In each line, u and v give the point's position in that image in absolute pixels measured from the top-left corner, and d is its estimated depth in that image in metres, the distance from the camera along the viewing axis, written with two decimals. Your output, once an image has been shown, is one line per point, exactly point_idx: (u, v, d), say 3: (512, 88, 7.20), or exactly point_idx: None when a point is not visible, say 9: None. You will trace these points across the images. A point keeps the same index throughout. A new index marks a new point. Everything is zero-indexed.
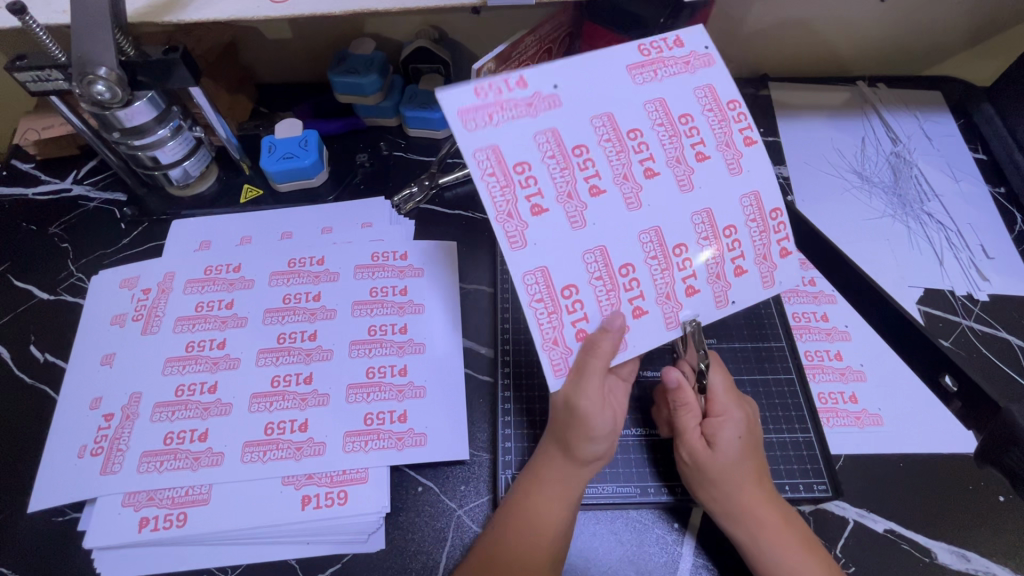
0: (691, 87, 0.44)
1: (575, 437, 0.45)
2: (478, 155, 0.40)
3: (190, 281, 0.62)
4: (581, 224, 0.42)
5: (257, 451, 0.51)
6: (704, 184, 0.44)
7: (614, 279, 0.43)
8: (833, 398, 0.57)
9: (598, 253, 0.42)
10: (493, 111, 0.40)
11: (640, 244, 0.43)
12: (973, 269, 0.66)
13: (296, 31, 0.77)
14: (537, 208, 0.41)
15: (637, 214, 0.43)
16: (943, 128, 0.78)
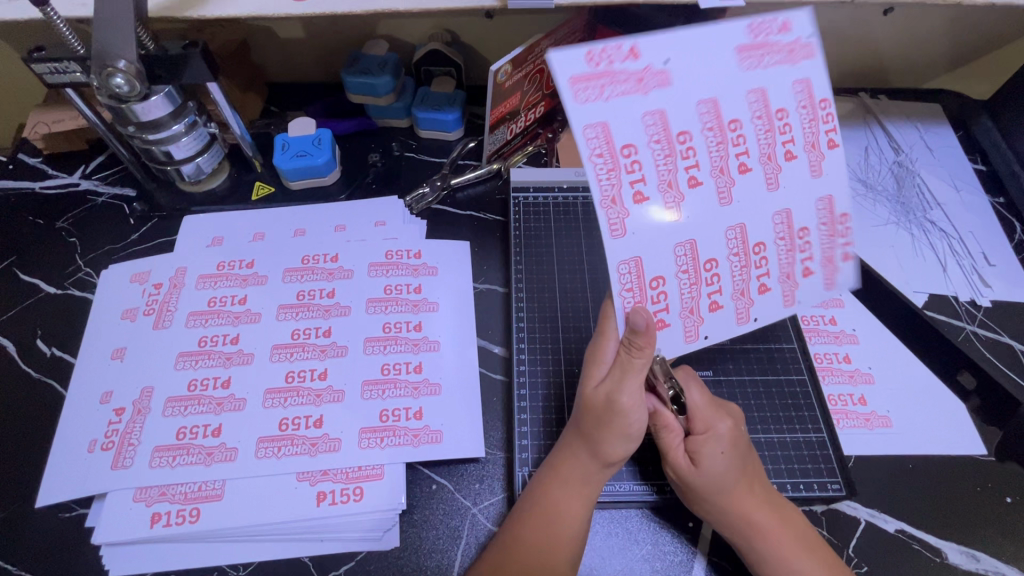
0: (790, 80, 0.42)
1: (603, 436, 0.45)
2: (592, 133, 0.38)
3: (202, 276, 0.61)
4: (677, 216, 0.41)
5: (271, 447, 0.51)
6: (789, 182, 0.44)
7: (698, 274, 0.44)
8: (843, 400, 0.57)
9: (688, 246, 0.42)
10: (606, 86, 0.39)
11: (727, 241, 0.43)
12: (975, 276, 0.67)
13: (310, 31, 0.78)
14: (638, 196, 0.40)
15: (727, 209, 0.43)
16: (942, 139, 0.80)
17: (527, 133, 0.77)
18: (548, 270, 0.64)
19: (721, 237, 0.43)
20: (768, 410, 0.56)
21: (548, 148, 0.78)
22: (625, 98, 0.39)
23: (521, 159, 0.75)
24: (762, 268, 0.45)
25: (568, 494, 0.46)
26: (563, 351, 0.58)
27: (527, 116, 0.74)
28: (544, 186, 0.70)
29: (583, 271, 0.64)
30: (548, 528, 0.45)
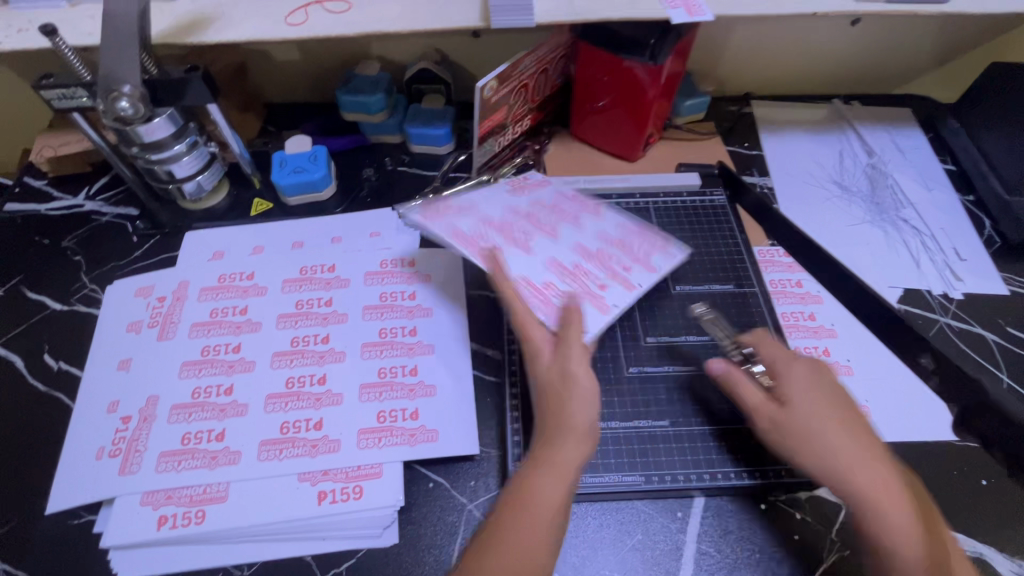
0: (560, 178, 0.70)
1: (566, 409, 0.49)
2: (457, 232, 0.60)
3: (204, 289, 0.64)
4: (513, 267, 0.59)
5: (273, 450, 0.53)
6: (587, 230, 0.65)
7: (546, 295, 0.58)
8: None
9: (527, 283, 0.59)
10: (446, 209, 0.63)
11: (554, 272, 0.60)
12: (948, 271, 0.70)
13: (304, 53, 0.81)
14: (485, 251, 0.59)
15: (536, 256, 0.61)
16: (913, 142, 0.84)
17: (513, 145, 0.81)
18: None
19: (547, 271, 0.60)
20: None
21: (535, 160, 0.82)
22: (461, 212, 0.63)
23: (511, 170, 0.79)
24: (599, 283, 0.60)
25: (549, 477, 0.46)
26: None
27: (515, 128, 0.78)
28: None
29: None
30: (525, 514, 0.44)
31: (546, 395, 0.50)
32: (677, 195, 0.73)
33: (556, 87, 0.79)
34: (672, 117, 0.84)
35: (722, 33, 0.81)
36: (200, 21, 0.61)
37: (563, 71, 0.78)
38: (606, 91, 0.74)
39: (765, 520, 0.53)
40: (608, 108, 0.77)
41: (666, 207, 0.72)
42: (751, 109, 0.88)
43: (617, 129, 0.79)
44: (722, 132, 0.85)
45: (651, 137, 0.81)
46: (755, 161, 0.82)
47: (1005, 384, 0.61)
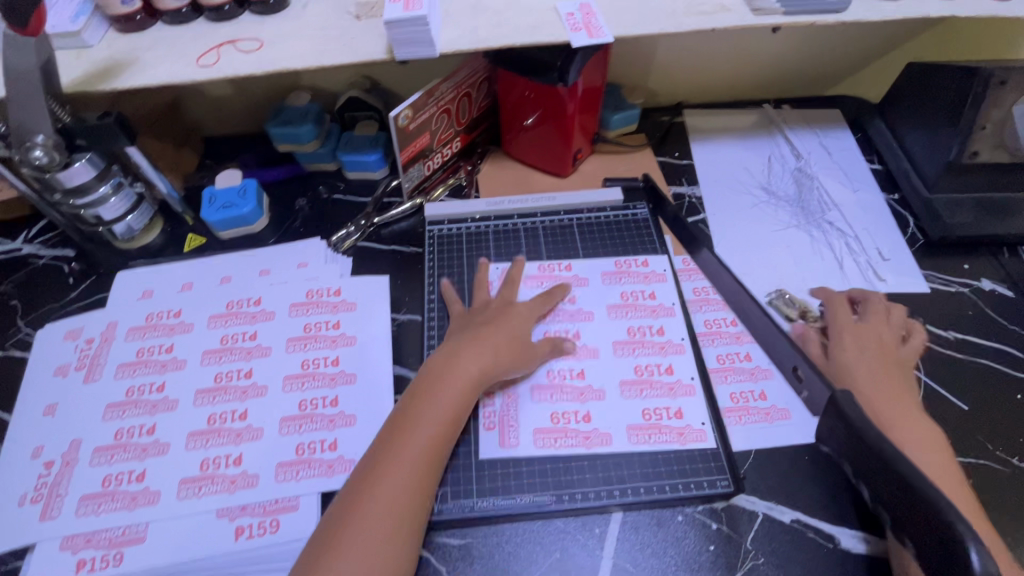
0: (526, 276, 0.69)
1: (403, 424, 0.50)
2: (539, 440, 0.57)
3: (132, 329, 0.65)
4: (586, 415, 0.59)
5: (192, 487, 0.53)
6: (599, 332, 0.64)
7: (585, 433, 0.57)
8: (744, 397, 0.60)
9: (545, 436, 0.57)
10: (509, 431, 0.58)
11: (633, 398, 0.60)
12: (870, 271, 0.71)
13: (236, 88, 0.83)
14: (534, 439, 0.57)
15: (607, 397, 0.60)
16: (841, 143, 0.85)
17: (447, 167, 0.81)
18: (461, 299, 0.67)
19: (637, 406, 0.59)
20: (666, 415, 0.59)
21: (468, 180, 0.82)
22: (515, 426, 0.58)
23: (442, 193, 0.80)
24: (671, 377, 0.61)
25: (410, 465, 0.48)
26: None
27: (443, 152, 0.79)
28: (458, 218, 0.74)
29: (493, 295, 0.67)
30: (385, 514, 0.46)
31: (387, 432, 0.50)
32: (600, 211, 0.75)
33: (483, 108, 0.81)
34: (602, 131, 0.85)
35: (645, 46, 0.82)
36: (113, 68, 0.63)
37: (488, 93, 0.80)
38: (532, 107, 0.75)
39: (682, 530, 0.53)
40: (533, 126, 0.78)
41: (590, 222, 0.74)
42: (682, 117, 0.90)
43: (545, 145, 0.80)
44: (653, 143, 0.86)
45: (580, 152, 0.82)
46: (684, 170, 0.83)
47: (921, 382, 0.62)
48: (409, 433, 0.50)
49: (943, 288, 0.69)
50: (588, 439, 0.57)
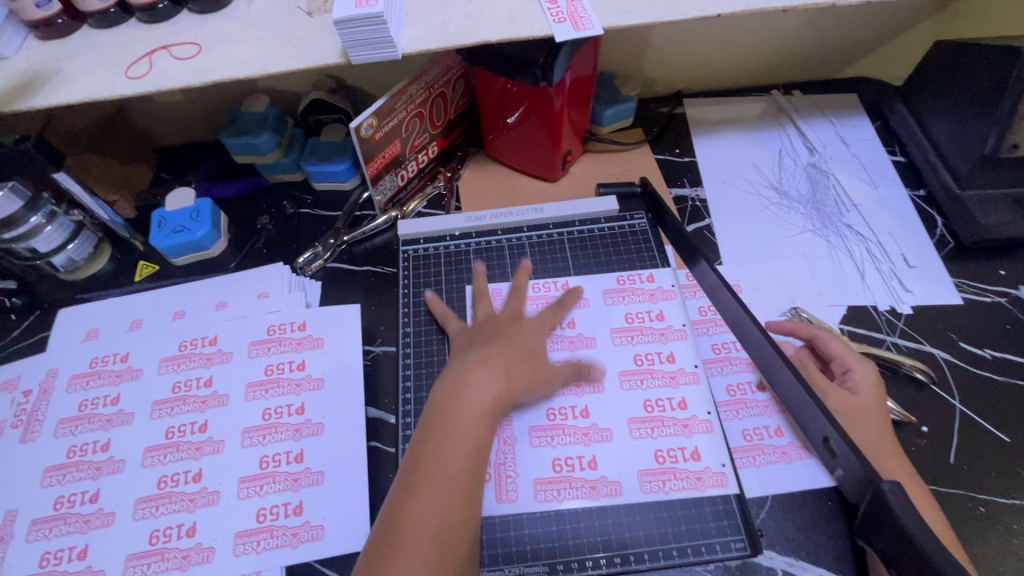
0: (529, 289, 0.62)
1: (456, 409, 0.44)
2: (603, 491, 0.50)
3: (74, 377, 0.58)
4: (592, 466, 0.51)
5: (140, 565, 0.48)
6: (608, 358, 0.57)
7: (594, 487, 0.50)
8: (758, 434, 0.54)
9: (551, 490, 0.50)
10: (566, 489, 0.50)
11: (643, 440, 0.52)
12: (895, 281, 0.64)
13: (187, 93, 0.74)
14: (540, 497, 0.49)
15: (615, 442, 0.52)
16: (859, 132, 0.77)
17: (423, 174, 0.73)
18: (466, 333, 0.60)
19: (649, 449, 0.52)
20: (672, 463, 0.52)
21: (448, 189, 0.73)
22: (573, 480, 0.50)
23: (418, 205, 0.71)
24: (686, 413, 0.53)
25: (445, 512, 0.40)
26: None
27: (418, 159, 0.71)
28: (435, 236, 0.67)
29: (475, 325, 0.60)
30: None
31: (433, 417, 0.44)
32: (593, 222, 0.67)
33: (461, 108, 0.73)
34: (594, 128, 0.77)
35: (640, 31, 0.73)
36: (31, 83, 0.54)
37: (466, 91, 0.71)
38: (516, 106, 0.67)
39: None
40: (517, 125, 0.70)
41: (582, 236, 0.66)
42: (682, 109, 0.81)
43: (532, 148, 0.72)
44: (651, 139, 0.78)
45: (570, 154, 0.74)
46: (686, 169, 0.75)
47: (954, 411, 0.56)
48: (436, 469, 0.41)
49: (977, 298, 0.62)
50: (585, 491, 0.50)
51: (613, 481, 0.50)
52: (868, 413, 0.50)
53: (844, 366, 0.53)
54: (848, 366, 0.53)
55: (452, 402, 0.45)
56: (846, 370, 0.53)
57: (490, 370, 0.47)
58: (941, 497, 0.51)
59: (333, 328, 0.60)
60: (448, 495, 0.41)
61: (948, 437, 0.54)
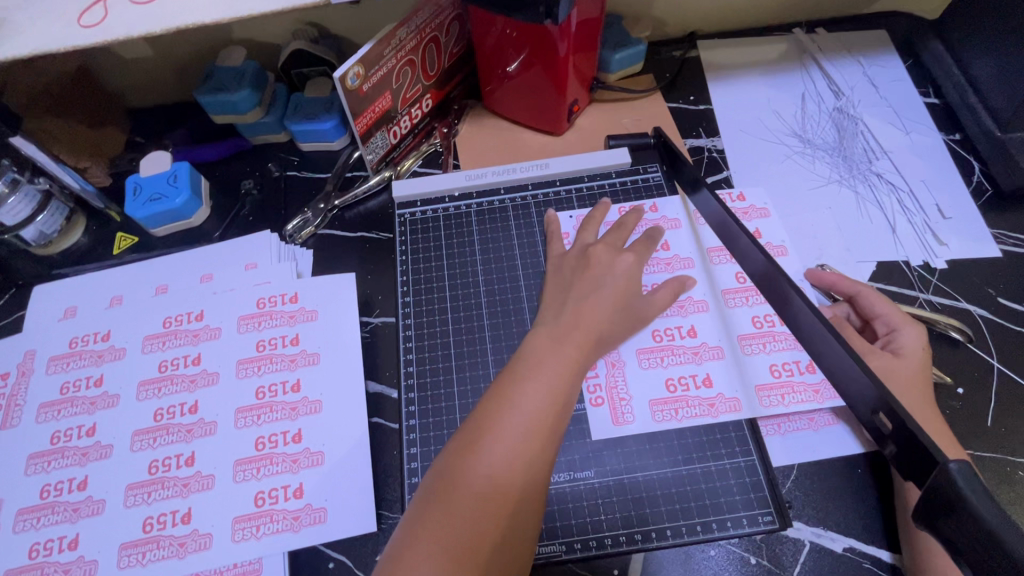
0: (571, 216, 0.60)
1: (505, 413, 0.41)
2: (658, 414, 0.48)
3: (53, 358, 0.54)
4: (627, 396, 0.49)
5: (134, 554, 0.45)
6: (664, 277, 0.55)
7: (633, 410, 0.49)
8: (788, 370, 0.50)
9: (619, 402, 0.49)
10: (621, 406, 0.49)
11: (665, 374, 0.50)
12: (929, 234, 0.59)
13: (156, 47, 0.68)
14: (611, 409, 0.49)
15: (648, 368, 0.51)
16: (889, 73, 0.71)
17: (418, 130, 0.68)
18: (509, 266, 0.57)
19: (668, 383, 0.50)
20: (691, 436, 0.48)
21: (445, 146, 0.68)
22: (627, 400, 0.49)
23: (413, 164, 0.66)
24: (711, 391, 0.49)
25: (516, 467, 0.40)
26: (457, 395, 0.51)
27: (411, 113, 0.65)
28: (433, 197, 0.62)
29: (478, 287, 0.56)
30: (478, 515, 0.38)
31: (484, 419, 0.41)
32: (603, 177, 0.62)
33: (456, 56, 0.66)
34: (602, 75, 0.71)
35: None
36: None
37: (460, 36, 0.65)
38: (516, 51, 0.61)
39: (715, 567, 0.45)
40: (518, 73, 0.64)
41: (591, 194, 0.61)
42: (696, 52, 0.75)
43: (534, 98, 0.66)
44: (663, 86, 0.72)
45: (577, 104, 0.68)
46: (702, 118, 0.69)
47: (992, 371, 0.52)
48: (508, 422, 0.41)
49: (1017, 250, 0.58)
50: (600, 466, 0.47)
51: (630, 456, 0.47)
52: (909, 376, 0.47)
53: (890, 327, 0.50)
54: (893, 327, 0.50)
55: (536, 361, 0.44)
56: (891, 331, 0.50)
57: (575, 337, 0.46)
58: (977, 461, 0.49)
59: (327, 299, 0.56)
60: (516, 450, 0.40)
61: (985, 398, 0.51)
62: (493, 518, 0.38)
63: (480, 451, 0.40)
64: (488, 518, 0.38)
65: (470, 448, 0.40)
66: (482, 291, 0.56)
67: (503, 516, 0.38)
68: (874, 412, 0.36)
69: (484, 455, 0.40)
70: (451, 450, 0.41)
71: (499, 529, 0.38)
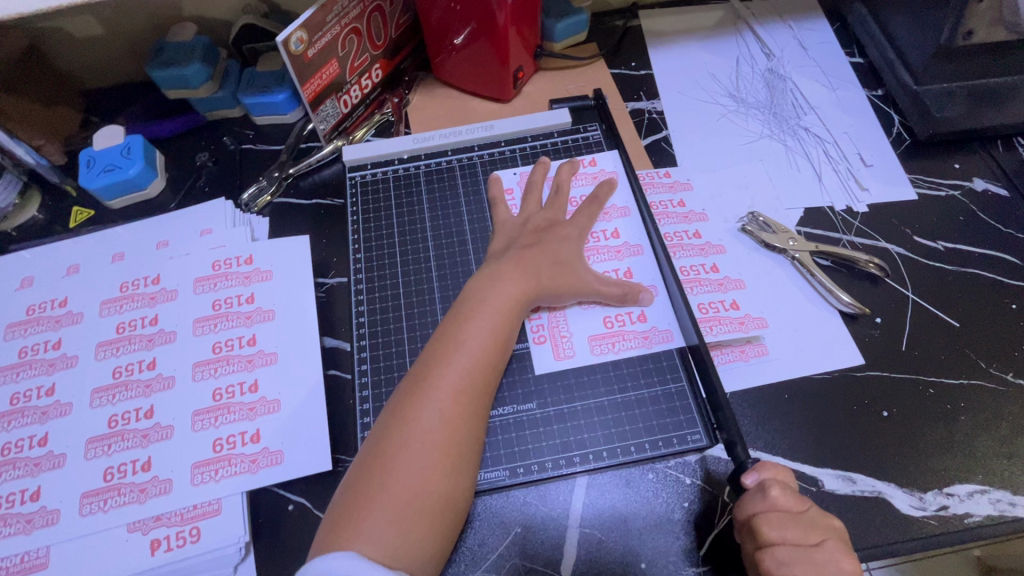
0: (513, 171, 0.62)
1: (454, 350, 0.45)
2: (596, 348, 0.52)
3: (11, 325, 0.55)
4: (567, 337, 0.52)
5: (96, 501, 0.47)
6: (608, 227, 0.58)
7: (573, 348, 0.51)
8: (714, 307, 0.55)
9: (562, 343, 0.52)
10: (562, 342, 0.52)
11: (601, 320, 0.53)
12: (851, 181, 0.63)
13: (106, 23, 0.69)
14: (556, 350, 0.51)
15: (589, 310, 0.53)
16: (818, 35, 0.75)
17: (369, 101, 0.70)
18: (456, 221, 0.60)
19: (602, 326, 0.53)
20: (627, 367, 0.51)
21: (396, 116, 0.70)
22: (568, 336, 0.52)
23: (365, 132, 0.68)
24: (645, 325, 0.53)
25: (462, 400, 0.43)
26: (407, 343, 0.54)
27: (361, 82, 0.67)
28: (383, 160, 0.64)
29: (427, 242, 0.59)
30: (428, 445, 0.41)
31: (434, 355, 0.45)
32: (547, 137, 0.65)
33: (403, 26, 0.69)
34: (547, 44, 0.73)
35: None
36: None
37: (406, 5, 0.67)
38: (457, 18, 0.63)
39: (652, 489, 0.47)
40: (463, 43, 0.66)
41: (534, 152, 0.64)
42: (638, 21, 0.78)
43: (480, 66, 0.68)
44: (605, 53, 0.75)
45: (523, 71, 0.70)
46: (642, 82, 0.72)
47: (907, 301, 0.56)
48: (455, 361, 0.44)
49: (932, 193, 0.62)
50: (542, 398, 0.50)
51: (570, 387, 0.50)
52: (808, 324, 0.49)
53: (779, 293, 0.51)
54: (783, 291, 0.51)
55: (478, 304, 0.48)
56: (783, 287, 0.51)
57: (511, 280, 0.49)
58: (895, 382, 0.52)
59: (283, 260, 0.58)
60: (462, 384, 0.44)
61: (901, 326, 0.55)
62: (445, 446, 0.41)
63: (428, 390, 0.43)
64: (438, 447, 0.41)
65: (423, 385, 0.43)
66: (430, 246, 0.59)
67: (452, 443, 0.42)
68: None
69: (432, 392, 0.43)
70: (402, 390, 0.44)
71: (447, 455, 0.41)
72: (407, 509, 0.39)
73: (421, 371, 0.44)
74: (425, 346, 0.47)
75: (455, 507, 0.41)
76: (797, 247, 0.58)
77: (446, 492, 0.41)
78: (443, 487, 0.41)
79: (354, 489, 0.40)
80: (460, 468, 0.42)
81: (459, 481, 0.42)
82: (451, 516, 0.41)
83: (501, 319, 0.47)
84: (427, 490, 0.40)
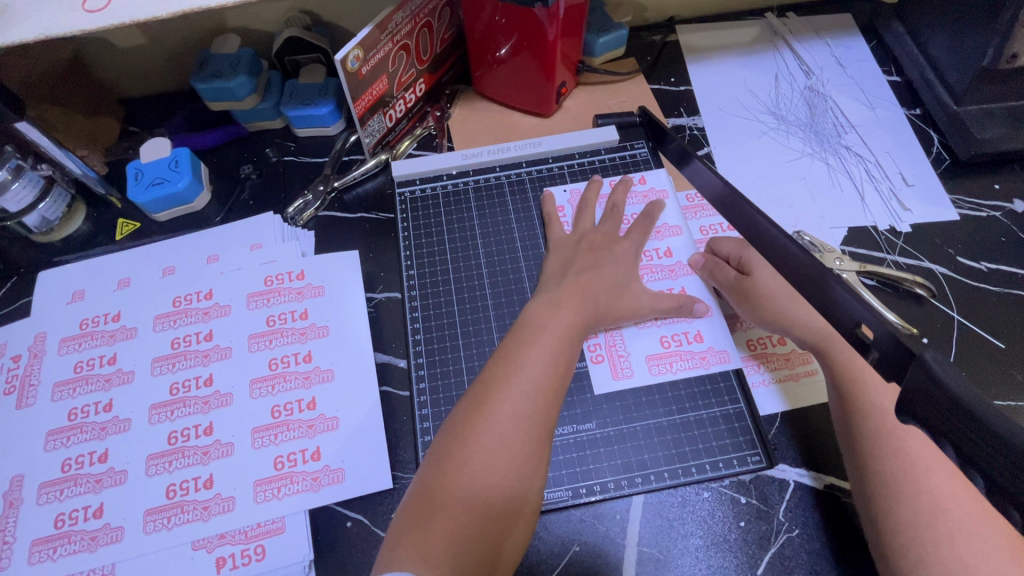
0: (562, 189, 0.63)
1: (514, 373, 0.45)
2: (653, 367, 0.52)
3: (65, 339, 0.55)
4: (624, 358, 0.53)
5: (160, 519, 0.47)
6: (660, 245, 0.59)
7: (629, 369, 0.52)
8: (763, 343, 0.55)
9: (618, 364, 0.53)
10: (620, 362, 0.53)
11: (658, 345, 0.54)
12: (894, 201, 0.64)
13: (150, 35, 0.69)
14: (615, 371, 0.52)
15: (646, 330, 0.54)
16: (855, 53, 0.76)
17: (412, 114, 0.70)
18: (508, 239, 0.60)
19: (659, 350, 0.53)
20: (684, 388, 0.52)
21: (438, 129, 0.70)
22: (625, 356, 0.53)
23: (410, 146, 0.68)
24: (702, 345, 0.54)
25: (524, 424, 0.43)
26: (464, 361, 0.54)
27: (406, 97, 0.67)
28: (431, 176, 0.65)
29: (478, 259, 0.59)
30: (487, 467, 0.41)
31: (495, 377, 0.45)
32: (594, 154, 0.66)
33: (447, 41, 0.69)
34: (587, 59, 0.74)
35: None
36: None
37: (452, 21, 0.68)
38: (504, 35, 0.63)
39: (709, 509, 0.48)
40: (509, 59, 0.66)
41: (582, 169, 0.65)
42: (675, 36, 0.78)
43: (524, 82, 0.69)
44: (645, 68, 0.75)
45: (565, 86, 0.71)
46: (683, 98, 0.73)
47: (952, 322, 0.57)
48: (515, 383, 0.44)
49: (972, 213, 0.63)
50: (600, 418, 0.51)
51: (628, 408, 0.51)
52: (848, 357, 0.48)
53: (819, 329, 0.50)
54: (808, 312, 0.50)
55: (539, 328, 0.48)
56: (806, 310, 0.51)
57: (572, 303, 0.50)
58: None
59: (336, 276, 0.59)
60: (523, 407, 0.43)
61: (949, 347, 0.55)
62: (505, 468, 0.41)
63: (487, 412, 0.43)
64: (498, 469, 0.41)
65: (482, 407, 0.43)
66: (481, 263, 0.59)
67: (513, 466, 0.41)
68: (857, 324, 0.37)
69: (493, 415, 0.43)
70: (462, 411, 0.44)
71: (508, 478, 0.41)
72: (465, 528, 0.39)
73: (482, 393, 0.44)
74: (486, 366, 0.47)
75: (515, 529, 0.41)
76: (844, 267, 0.58)
77: (506, 512, 0.41)
78: (502, 509, 0.41)
79: (413, 507, 0.41)
80: (521, 492, 0.41)
81: (520, 505, 0.41)
82: (511, 539, 0.41)
83: (564, 342, 0.47)
84: (488, 510, 0.40)
